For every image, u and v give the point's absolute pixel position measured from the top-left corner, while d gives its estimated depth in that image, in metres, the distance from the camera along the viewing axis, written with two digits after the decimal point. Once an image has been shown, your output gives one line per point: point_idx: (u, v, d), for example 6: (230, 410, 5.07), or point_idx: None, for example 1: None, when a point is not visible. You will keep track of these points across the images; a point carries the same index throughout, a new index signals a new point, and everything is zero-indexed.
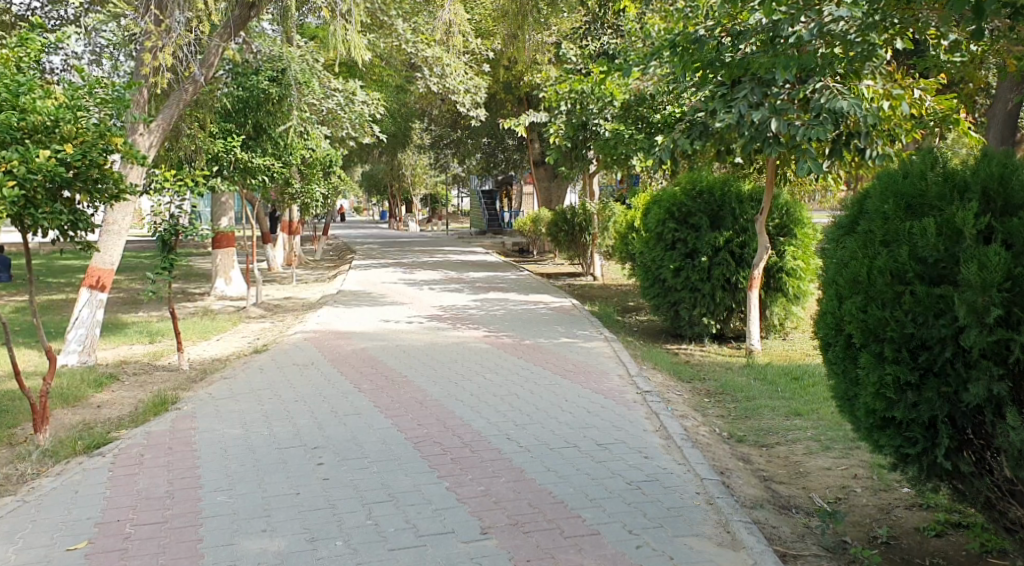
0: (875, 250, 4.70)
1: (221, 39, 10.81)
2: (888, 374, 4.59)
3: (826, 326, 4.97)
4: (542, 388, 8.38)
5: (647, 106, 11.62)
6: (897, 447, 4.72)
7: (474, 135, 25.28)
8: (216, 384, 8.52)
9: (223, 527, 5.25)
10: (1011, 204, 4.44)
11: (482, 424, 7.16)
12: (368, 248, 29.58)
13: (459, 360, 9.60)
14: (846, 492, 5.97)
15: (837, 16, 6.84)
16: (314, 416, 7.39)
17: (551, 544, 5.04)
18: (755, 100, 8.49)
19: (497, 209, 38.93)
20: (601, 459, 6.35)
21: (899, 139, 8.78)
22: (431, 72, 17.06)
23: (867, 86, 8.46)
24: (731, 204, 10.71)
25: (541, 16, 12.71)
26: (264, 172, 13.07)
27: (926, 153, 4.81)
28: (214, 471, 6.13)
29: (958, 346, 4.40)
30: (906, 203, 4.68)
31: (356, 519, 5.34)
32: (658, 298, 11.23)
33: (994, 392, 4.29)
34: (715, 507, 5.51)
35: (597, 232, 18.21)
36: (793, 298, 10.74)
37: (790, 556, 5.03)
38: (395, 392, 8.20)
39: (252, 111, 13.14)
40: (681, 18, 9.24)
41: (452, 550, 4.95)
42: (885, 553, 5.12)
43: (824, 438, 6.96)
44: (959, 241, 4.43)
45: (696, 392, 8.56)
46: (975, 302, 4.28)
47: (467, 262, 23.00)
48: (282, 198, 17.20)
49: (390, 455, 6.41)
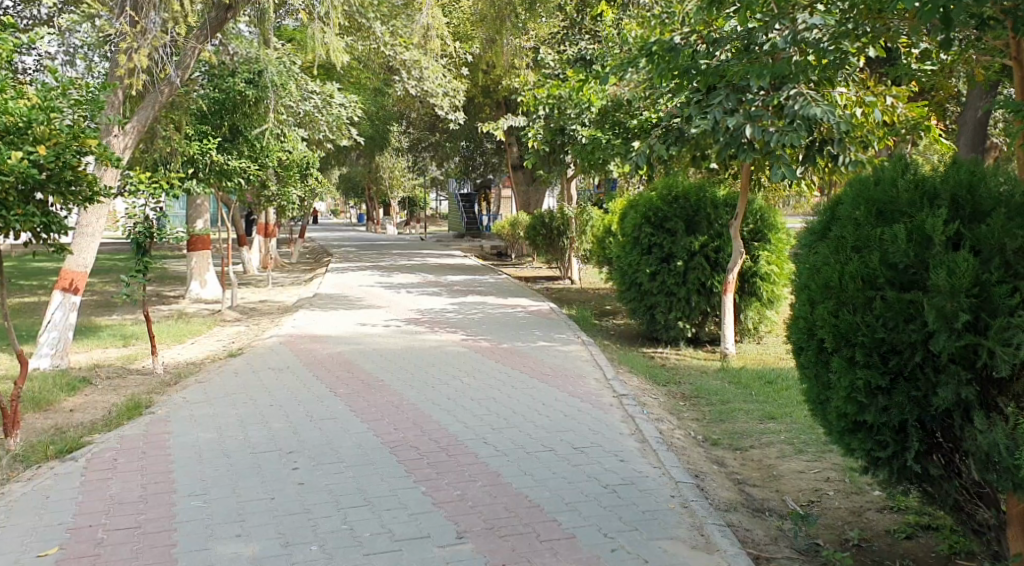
0: (847, 257, 4.73)
1: (197, 41, 10.66)
2: (859, 378, 4.63)
3: (799, 330, 4.99)
4: (519, 392, 8.38)
5: (624, 111, 11.66)
6: (868, 450, 4.76)
7: (452, 138, 25.29)
8: (190, 388, 8.47)
9: (196, 532, 5.23)
10: (979, 211, 4.47)
11: (458, 428, 7.17)
12: (343, 251, 29.50)
13: (437, 365, 9.56)
14: (819, 495, 6.02)
15: (811, 25, 6.68)
16: (289, 419, 7.38)
17: (527, 548, 5.05)
18: (730, 106, 8.52)
19: (476, 213, 38.77)
20: (577, 463, 6.36)
21: (871, 146, 8.81)
22: (409, 75, 17.08)
23: (840, 93, 8.62)
24: (706, 210, 10.79)
25: (520, 22, 12.88)
26: (240, 174, 12.99)
27: (898, 160, 4.84)
28: (189, 475, 6.11)
29: (927, 351, 4.46)
30: (877, 210, 4.72)
31: (331, 523, 5.33)
32: (635, 302, 11.28)
33: (963, 396, 4.37)
34: (689, 511, 5.55)
35: (576, 236, 18.25)
36: (767, 303, 10.86)
37: (763, 559, 5.08)
38: (371, 396, 8.17)
39: (227, 113, 13.02)
40: (658, 24, 9.33)
41: (427, 554, 4.96)
42: (857, 555, 5.18)
43: (797, 441, 7.02)
44: (928, 248, 4.48)
45: (671, 395, 8.61)
46: (944, 307, 4.35)
47: (445, 264, 23.50)
48: (258, 200, 17.09)
49: (366, 459, 6.40)
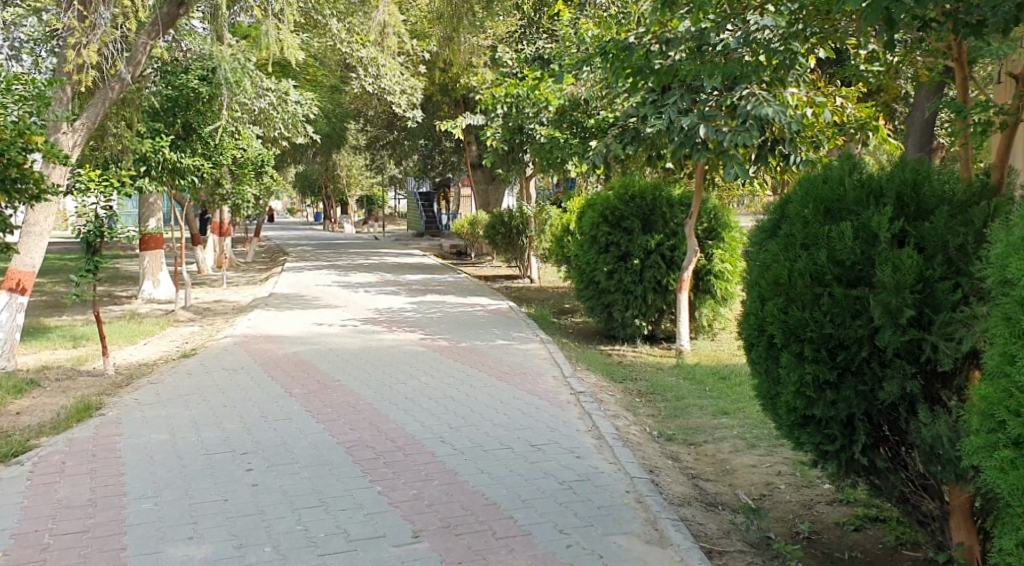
0: (795, 254, 4.80)
1: (149, 36, 10.57)
2: (808, 373, 4.71)
3: (750, 327, 5.06)
4: (477, 390, 8.41)
5: (581, 111, 11.94)
6: (817, 444, 4.85)
7: (410, 136, 25.24)
8: (142, 389, 8.38)
9: (147, 536, 5.19)
10: (923, 209, 4.57)
11: (415, 427, 7.17)
12: (301, 249, 29.30)
13: (393, 364, 9.54)
14: (770, 489, 6.12)
15: (763, 26, 6.85)
16: (243, 420, 7.33)
17: (483, 545, 5.08)
18: (684, 106, 8.69)
19: (435, 211, 38.74)
20: (534, 461, 6.40)
21: (822, 145, 8.97)
22: (366, 73, 17.04)
23: (792, 93, 8.69)
24: (662, 209, 10.88)
25: (476, 20, 12.88)
26: (193, 172, 12.84)
27: (845, 160, 4.93)
28: (140, 477, 6.05)
29: (873, 346, 4.55)
30: (825, 208, 4.80)
31: (285, 524, 5.32)
32: (592, 301, 11.35)
33: (908, 390, 4.47)
34: (643, 506, 5.61)
35: (534, 234, 18.29)
36: (721, 300, 11.00)
37: (716, 553, 5.14)
38: (327, 396, 8.15)
39: (181, 110, 12.91)
40: (615, 24, 9.47)
41: (382, 554, 4.97)
42: (807, 547, 5.27)
43: (750, 436, 7.12)
44: (874, 245, 4.57)
45: (628, 392, 8.68)
46: (889, 303, 4.44)
47: (404, 263, 23.44)
48: (212, 199, 16.91)
49: (321, 460, 6.39)
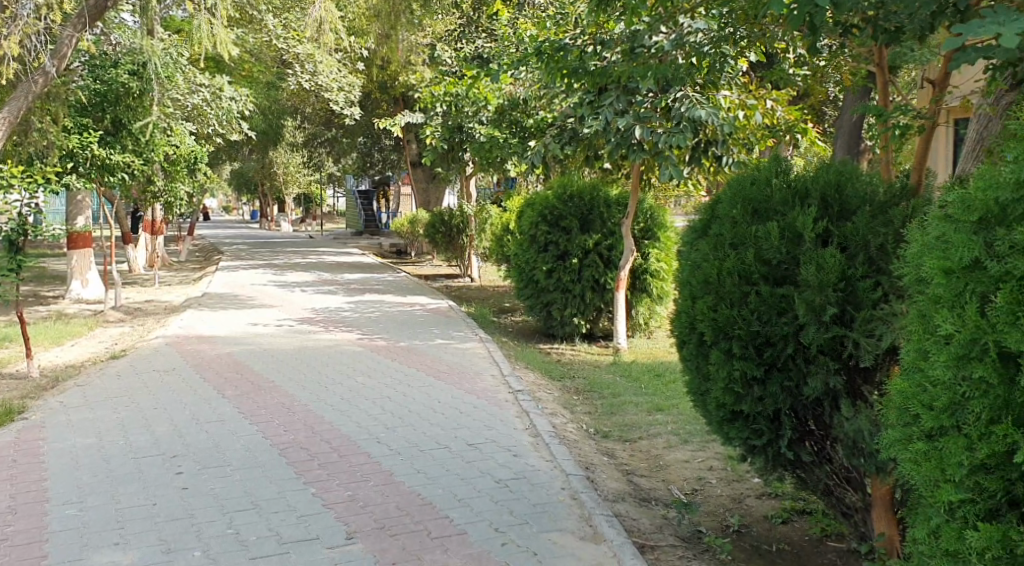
0: (724, 253, 4.90)
1: (74, 29, 10.22)
2: (736, 369, 4.82)
3: (681, 325, 5.16)
4: (415, 390, 8.42)
5: (520, 110, 11.98)
6: (745, 439, 4.97)
7: (348, 133, 25.08)
8: (68, 392, 8.23)
9: (70, 542, 5.11)
10: (846, 209, 4.70)
11: (351, 428, 7.16)
12: (236, 248, 28.94)
13: (330, 365, 9.50)
14: (702, 483, 6.24)
15: (696, 29, 7.08)
16: (173, 422, 7.26)
17: (418, 545, 5.10)
18: (621, 108, 8.79)
19: (374, 210, 38.56)
20: (470, 460, 6.43)
21: (754, 147, 9.13)
22: (303, 70, 16.89)
23: (724, 96, 8.81)
24: (599, 209, 10.98)
25: (414, 18, 12.85)
26: (123, 169, 12.60)
27: (772, 161, 5.05)
28: (64, 483, 5.96)
29: (798, 343, 4.67)
30: (753, 208, 4.91)
31: (215, 528, 5.28)
32: (531, 300, 11.42)
33: (831, 385, 4.60)
34: (578, 502, 5.68)
35: (474, 233, 18.33)
36: (657, 298, 11.16)
37: (648, 547, 5.22)
38: (262, 398, 8.09)
39: (109, 105, 12.62)
40: (552, 25, 9.58)
41: (315, 556, 4.96)
42: (736, 540, 5.39)
43: (683, 431, 7.24)
44: (800, 244, 4.69)
45: (565, 390, 8.76)
46: (813, 301, 4.55)
47: (343, 262, 23.30)
48: (143, 196, 16.62)
49: (254, 462, 6.35)
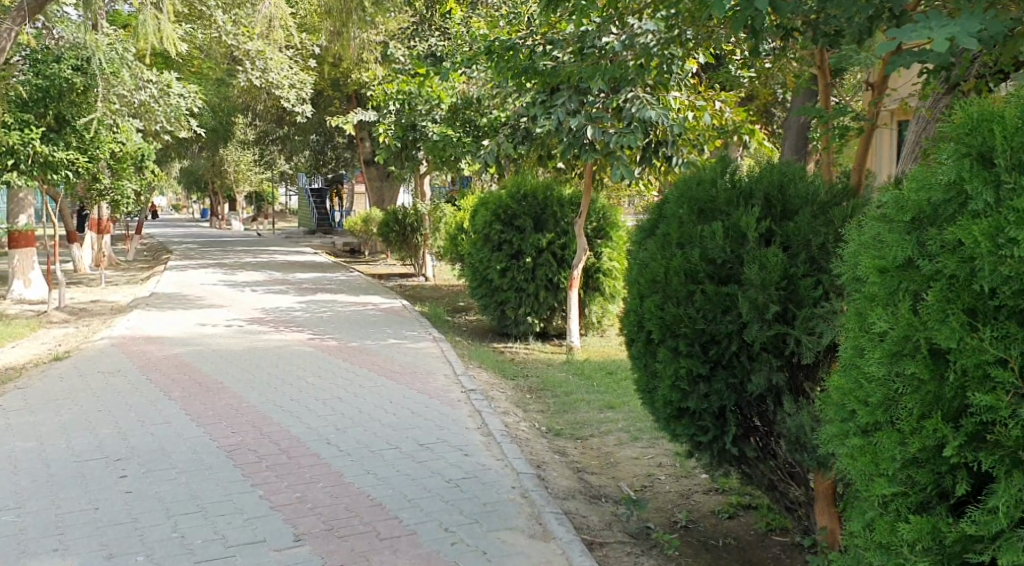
0: (672, 253, 4.96)
1: (13, 23, 10.03)
2: (682, 366, 4.89)
3: (629, 323, 5.22)
4: (366, 390, 8.41)
5: (474, 109, 12.00)
6: (692, 435, 5.06)
7: (300, 131, 24.90)
8: (9, 395, 8.10)
9: (8, 549, 5.04)
10: (789, 209, 4.78)
11: (301, 429, 7.13)
12: (186, 246, 28.60)
13: (280, 365, 9.44)
14: (651, 480, 6.32)
15: (645, 30, 7.12)
16: (118, 425, 7.17)
17: (366, 547, 5.10)
18: (572, 107, 8.79)
19: (328, 208, 38.35)
20: (421, 460, 6.44)
21: (703, 148, 9.26)
22: (253, 66, 16.74)
23: (675, 97, 8.91)
24: (552, 208, 11.03)
25: (365, 16, 12.79)
26: (67, 167, 12.38)
27: (719, 162, 5.13)
28: (3, 488, 5.87)
29: (742, 341, 4.75)
30: (699, 208, 4.99)
31: (159, 532, 5.24)
32: (486, 298, 11.45)
33: (774, 381, 4.69)
34: (528, 500, 5.72)
35: (429, 232, 18.34)
36: (609, 297, 11.25)
37: (596, 543, 5.27)
38: (210, 399, 8.02)
39: (51, 101, 12.31)
40: (504, 24, 9.56)
41: (262, 559, 4.94)
42: (684, 535, 5.47)
43: (633, 428, 7.32)
44: (743, 244, 4.77)
45: (518, 388, 8.81)
46: (756, 299, 4.63)
47: (296, 260, 23.15)
48: (89, 194, 16.36)
49: (200, 464, 6.30)
